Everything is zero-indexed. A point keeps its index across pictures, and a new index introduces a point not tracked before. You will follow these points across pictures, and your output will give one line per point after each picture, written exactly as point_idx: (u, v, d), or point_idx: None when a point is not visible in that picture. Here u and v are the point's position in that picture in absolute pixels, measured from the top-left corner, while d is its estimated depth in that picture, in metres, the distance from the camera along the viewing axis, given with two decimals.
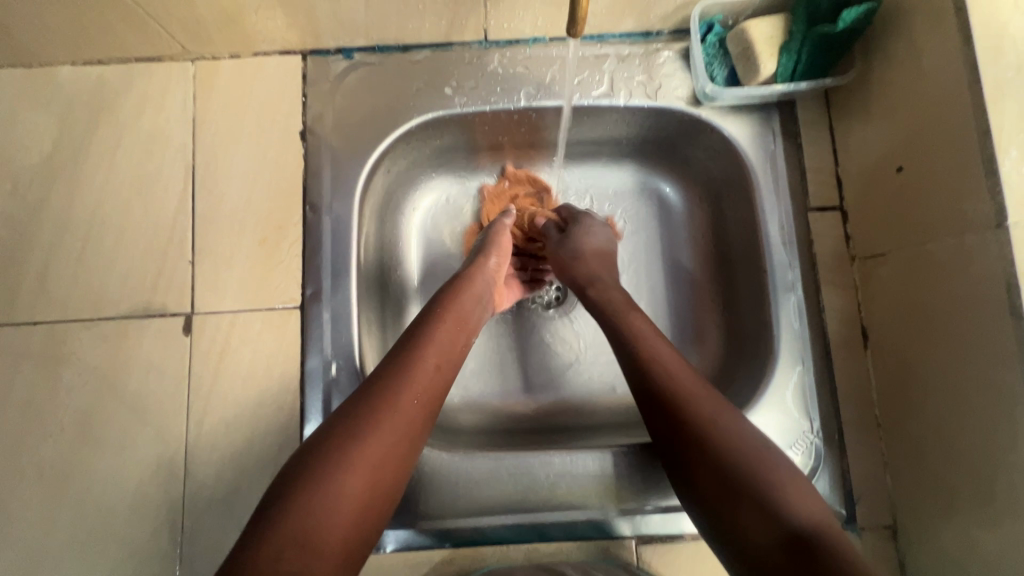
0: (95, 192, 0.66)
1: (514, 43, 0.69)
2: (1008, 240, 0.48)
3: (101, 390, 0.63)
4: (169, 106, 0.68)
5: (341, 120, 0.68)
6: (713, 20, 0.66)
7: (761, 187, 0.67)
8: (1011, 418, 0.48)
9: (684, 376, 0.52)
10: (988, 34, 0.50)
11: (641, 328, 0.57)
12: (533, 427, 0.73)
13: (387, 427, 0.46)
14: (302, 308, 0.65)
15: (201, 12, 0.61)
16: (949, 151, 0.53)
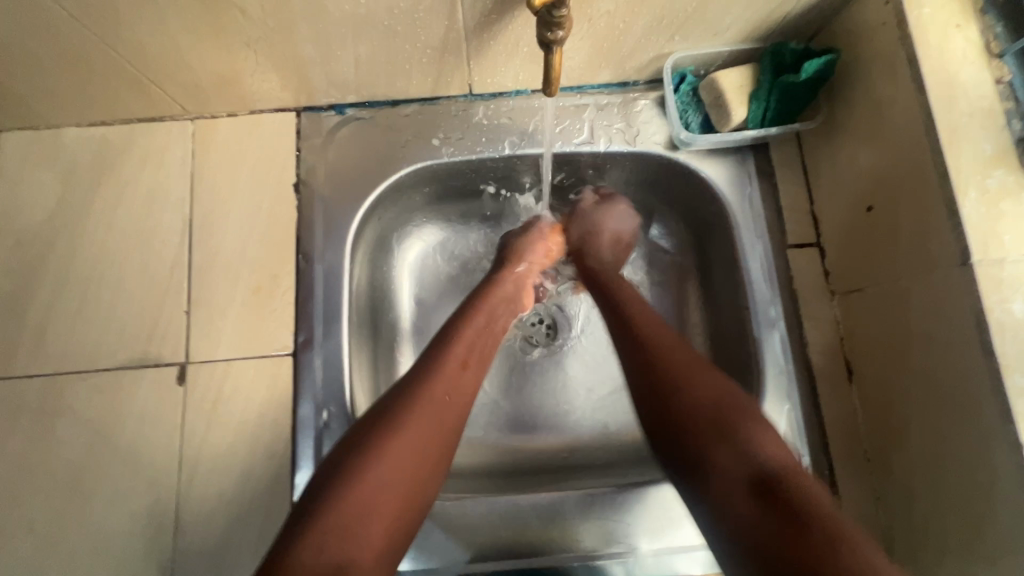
0: (95, 246, 0.69)
1: (498, 96, 0.72)
2: (974, 277, 0.49)
3: (95, 441, 0.64)
4: (169, 163, 0.71)
5: (333, 172, 0.71)
6: (685, 71, 0.70)
7: (740, 226, 0.69)
8: (991, 452, 0.49)
9: (665, 334, 0.58)
10: (940, 85, 0.53)
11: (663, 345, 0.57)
12: (523, 469, 0.73)
13: (403, 470, 0.48)
14: (294, 355, 0.66)
15: (201, 77, 0.64)
16: (913, 191, 0.55)
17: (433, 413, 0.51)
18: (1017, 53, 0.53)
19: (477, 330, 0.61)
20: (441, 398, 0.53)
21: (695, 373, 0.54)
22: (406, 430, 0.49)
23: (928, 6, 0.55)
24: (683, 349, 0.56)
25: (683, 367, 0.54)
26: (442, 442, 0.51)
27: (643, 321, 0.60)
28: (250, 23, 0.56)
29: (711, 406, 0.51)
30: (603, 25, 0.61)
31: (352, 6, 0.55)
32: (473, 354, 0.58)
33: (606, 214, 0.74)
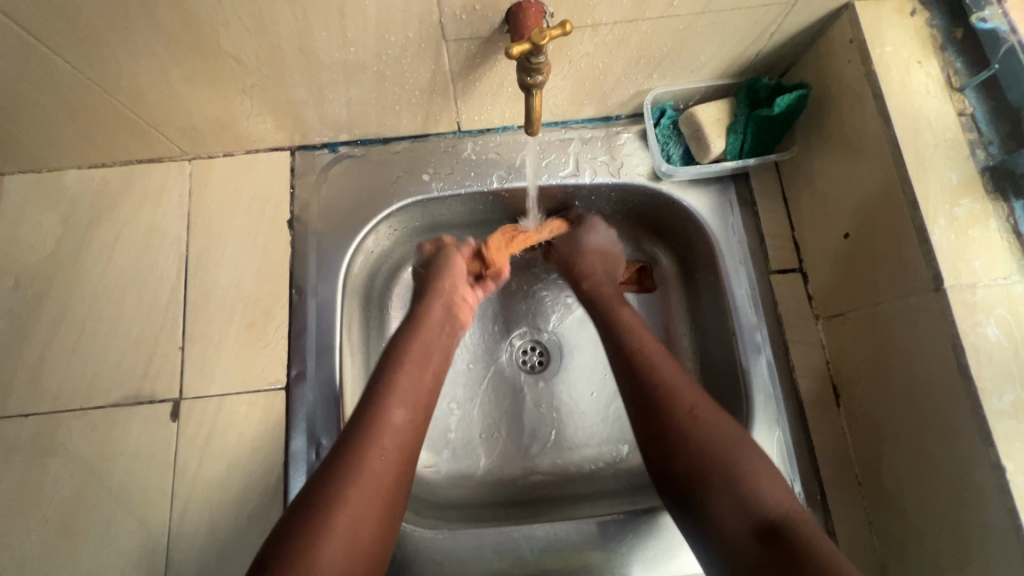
0: (93, 284, 0.70)
1: (486, 132, 0.75)
2: (947, 301, 0.51)
3: (88, 479, 0.64)
4: (166, 202, 0.73)
5: (327, 208, 0.73)
6: (665, 106, 0.72)
7: (723, 252, 0.71)
8: (974, 475, 0.50)
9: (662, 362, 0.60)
10: (905, 119, 0.56)
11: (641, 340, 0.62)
12: (516, 500, 0.73)
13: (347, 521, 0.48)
14: (286, 389, 0.67)
15: (198, 121, 0.67)
16: (887, 219, 0.57)
17: (369, 474, 0.51)
18: (976, 86, 0.56)
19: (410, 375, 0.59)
20: (373, 454, 0.52)
21: (693, 408, 0.55)
22: (346, 496, 0.49)
23: (890, 44, 0.58)
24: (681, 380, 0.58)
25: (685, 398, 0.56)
26: (382, 497, 0.51)
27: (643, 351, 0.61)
28: (245, 71, 0.59)
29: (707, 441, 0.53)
30: (583, 66, 0.64)
31: (342, 53, 0.57)
32: (408, 400, 0.57)
33: (592, 232, 0.75)
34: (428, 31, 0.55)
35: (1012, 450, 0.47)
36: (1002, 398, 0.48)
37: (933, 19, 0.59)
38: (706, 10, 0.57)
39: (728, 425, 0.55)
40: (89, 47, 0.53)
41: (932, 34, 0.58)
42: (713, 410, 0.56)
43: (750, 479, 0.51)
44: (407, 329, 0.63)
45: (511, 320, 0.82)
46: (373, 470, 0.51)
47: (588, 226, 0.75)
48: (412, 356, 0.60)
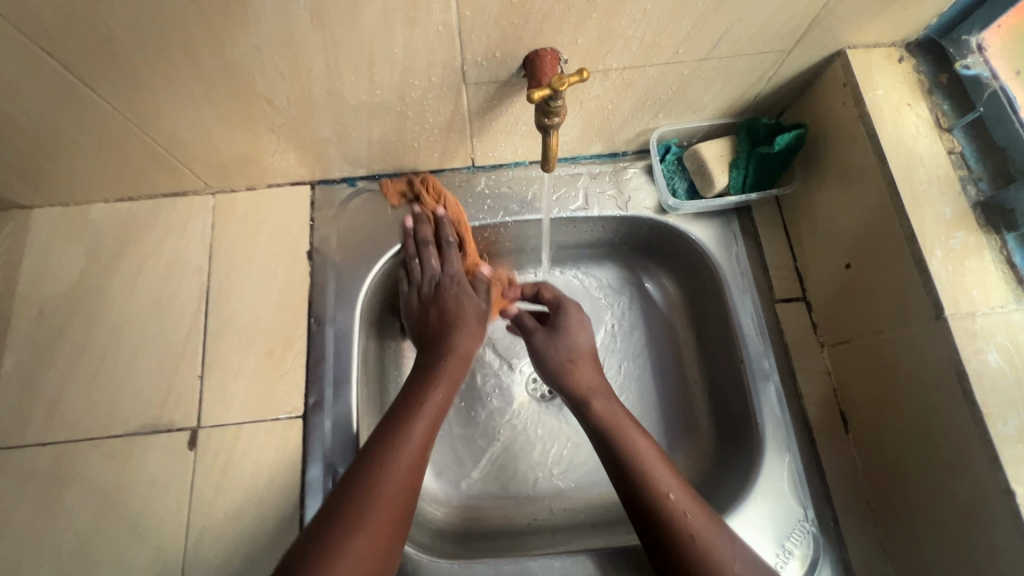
0: (116, 313, 0.72)
1: (499, 167, 0.78)
2: (949, 329, 0.53)
3: (104, 509, 0.64)
4: (188, 235, 0.75)
5: (345, 240, 0.76)
6: (669, 143, 0.76)
7: (729, 283, 0.73)
8: (984, 500, 0.51)
9: (631, 424, 0.63)
10: (899, 157, 0.60)
11: (598, 398, 0.66)
12: (530, 529, 0.73)
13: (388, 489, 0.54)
14: (303, 418, 0.68)
15: (224, 158, 0.70)
16: (887, 251, 0.60)
17: (381, 503, 0.53)
18: (963, 127, 0.61)
19: (387, 498, 0.54)
20: (370, 549, 0.51)
21: (646, 453, 0.60)
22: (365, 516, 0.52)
23: (881, 88, 0.62)
24: (675, 481, 0.58)
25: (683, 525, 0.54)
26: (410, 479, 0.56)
27: (630, 442, 0.61)
28: (275, 111, 0.62)
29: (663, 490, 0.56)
30: (593, 107, 0.67)
31: (368, 96, 0.61)
32: (387, 532, 0.53)
33: (576, 332, 0.72)
34: (451, 75, 0.59)
35: (1020, 474, 0.49)
36: (1007, 423, 0.50)
37: (920, 65, 0.64)
38: (708, 56, 0.61)
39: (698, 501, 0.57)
40: (130, 90, 0.56)
41: (919, 79, 0.63)
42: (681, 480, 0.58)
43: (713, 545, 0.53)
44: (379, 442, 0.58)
45: (519, 349, 0.84)
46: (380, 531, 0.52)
47: (570, 324, 0.73)
48: (398, 479, 0.55)
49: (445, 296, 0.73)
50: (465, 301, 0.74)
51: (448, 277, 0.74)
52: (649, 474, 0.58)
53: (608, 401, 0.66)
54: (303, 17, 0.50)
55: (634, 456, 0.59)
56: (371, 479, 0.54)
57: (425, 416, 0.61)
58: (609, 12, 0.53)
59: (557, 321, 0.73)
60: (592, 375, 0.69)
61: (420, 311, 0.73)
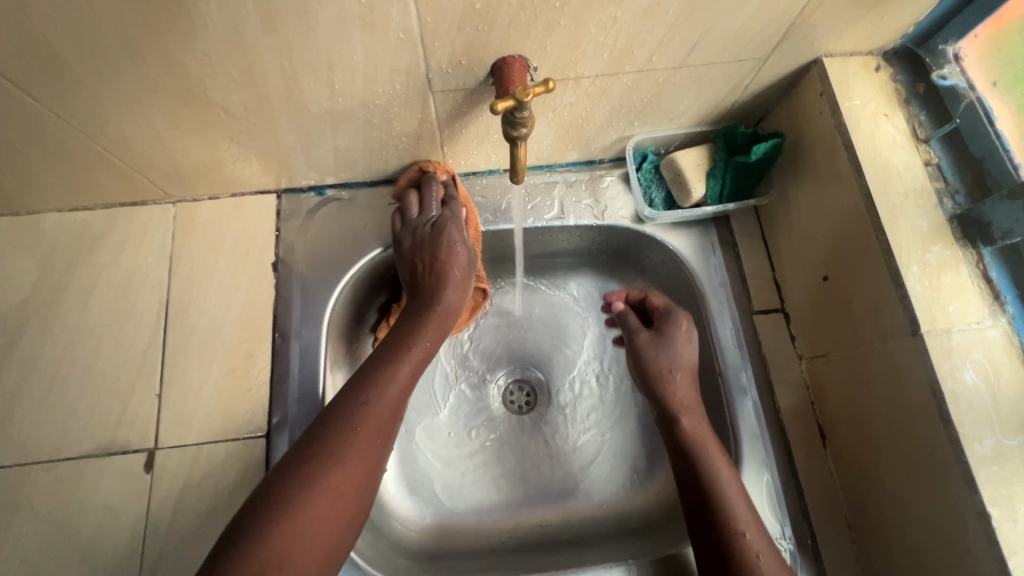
0: (70, 329, 0.68)
1: (473, 175, 0.76)
2: (925, 345, 0.52)
3: (53, 536, 0.61)
4: (147, 246, 0.72)
5: (312, 251, 0.73)
6: (646, 151, 0.74)
7: (707, 294, 0.72)
8: (960, 521, 0.50)
9: (694, 412, 0.64)
10: (876, 169, 0.58)
11: (679, 391, 0.65)
12: (505, 547, 0.72)
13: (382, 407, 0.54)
14: (266, 437, 0.65)
15: (183, 166, 0.67)
16: (864, 264, 0.59)
17: (374, 417, 0.53)
18: (940, 138, 0.60)
19: (380, 408, 0.53)
20: (356, 462, 0.50)
21: (711, 447, 0.60)
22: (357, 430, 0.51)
23: (857, 98, 0.61)
24: (753, 525, 0.56)
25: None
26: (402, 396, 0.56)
27: (716, 475, 0.58)
28: (233, 119, 0.59)
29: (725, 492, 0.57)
30: (566, 115, 0.65)
31: (330, 103, 0.58)
32: (331, 526, 0.47)
33: (683, 345, 0.67)
34: (416, 82, 0.57)
35: (996, 495, 0.48)
36: (983, 442, 0.49)
37: (897, 74, 0.63)
38: (683, 64, 0.59)
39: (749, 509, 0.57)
40: (75, 98, 0.53)
41: (896, 89, 0.62)
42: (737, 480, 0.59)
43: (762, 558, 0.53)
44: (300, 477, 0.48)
45: (495, 360, 0.81)
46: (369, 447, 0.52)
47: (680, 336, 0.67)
48: (373, 422, 0.52)
49: (439, 240, 0.64)
50: (455, 249, 0.65)
51: (444, 219, 0.66)
52: (734, 519, 0.56)
53: (688, 392, 0.65)
54: (255, 22, 0.47)
55: (715, 489, 0.58)
56: (361, 395, 0.54)
57: (390, 396, 0.55)
58: (578, 19, 0.51)
59: (663, 326, 0.68)
60: (688, 390, 0.65)
61: (411, 252, 0.65)
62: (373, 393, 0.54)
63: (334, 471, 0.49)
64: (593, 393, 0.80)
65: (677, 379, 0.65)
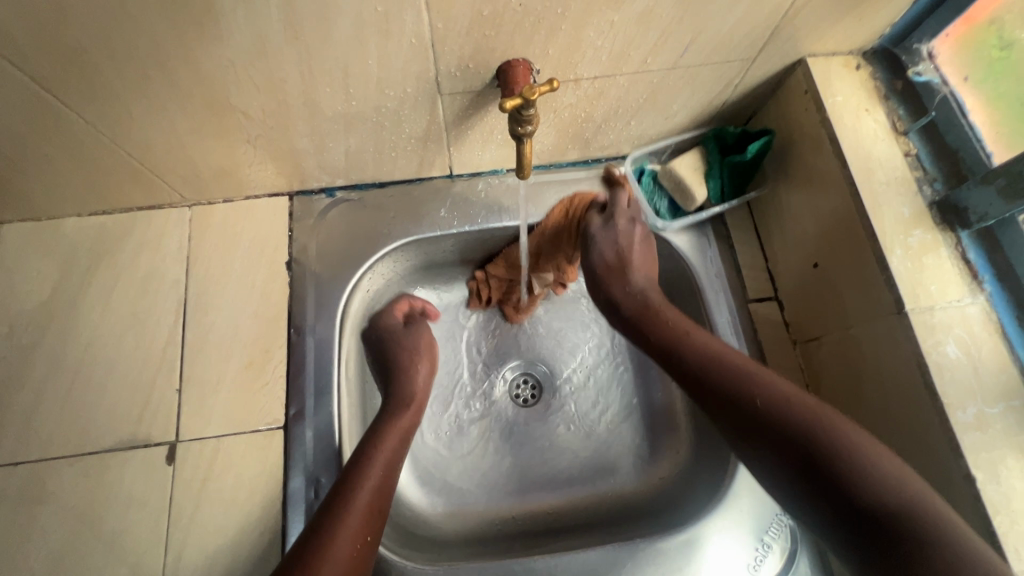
0: (90, 329, 0.71)
1: (477, 174, 0.79)
2: (909, 323, 0.56)
3: (79, 528, 0.62)
4: (165, 248, 0.75)
5: (324, 250, 0.76)
6: (642, 164, 0.79)
7: (705, 284, 0.75)
8: (947, 487, 0.53)
9: (627, 270, 0.68)
10: (859, 161, 0.62)
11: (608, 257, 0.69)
12: (515, 534, 0.74)
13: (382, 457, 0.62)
14: (284, 428, 0.67)
15: (201, 170, 0.69)
16: (851, 251, 0.62)
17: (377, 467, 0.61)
18: (918, 130, 0.64)
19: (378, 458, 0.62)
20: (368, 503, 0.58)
21: (669, 316, 0.64)
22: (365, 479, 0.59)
23: (840, 95, 0.65)
24: (754, 370, 0.57)
25: (759, 388, 0.55)
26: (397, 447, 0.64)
27: (680, 332, 0.63)
28: (251, 123, 0.62)
29: (708, 356, 0.59)
30: (567, 115, 0.69)
31: (344, 106, 0.62)
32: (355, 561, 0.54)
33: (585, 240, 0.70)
34: (426, 85, 0.60)
35: (980, 460, 0.51)
36: (966, 411, 0.53)
37: (876, 72, 0.67)
38: (676, 65, 0.63)
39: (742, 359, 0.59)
40: (103, 104, 0.56)
41: (876, 86, 0.66)
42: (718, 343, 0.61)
43: (776, 403, 0.54)
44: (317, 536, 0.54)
45: (502, 355, 0.84)
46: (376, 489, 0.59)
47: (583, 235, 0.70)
48: (374, 471, 0.60)
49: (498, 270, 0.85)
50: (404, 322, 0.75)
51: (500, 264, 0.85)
52: (706, 351, 0.60)
53: (611, 271, 0.68)
54: (277, 29, 0.50)
55: (680, 347, 0.61)
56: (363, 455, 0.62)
57: (385, 450, 0.63)
58: (578, 24, 0.55)
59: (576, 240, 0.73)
60: (614, 262, 0.68)
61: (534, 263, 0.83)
62: (371, 449, 0.62)
63: (350, 515, 0.56)
64: (596, 384, 0.83)
65: (601, 266, 0.69)
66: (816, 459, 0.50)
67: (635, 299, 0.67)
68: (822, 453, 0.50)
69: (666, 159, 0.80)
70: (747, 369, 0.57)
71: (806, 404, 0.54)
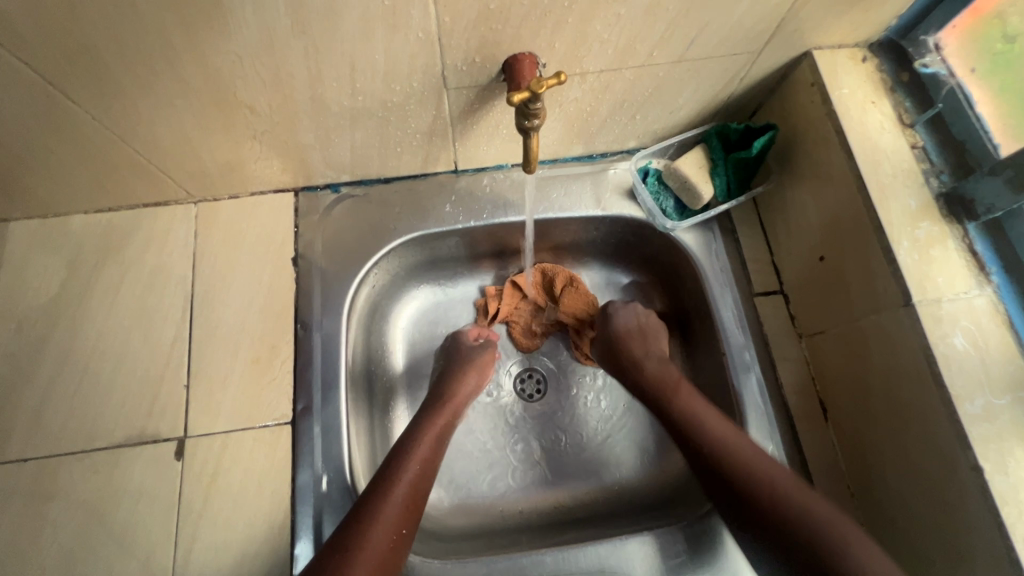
0: (98, 325, 0.71)
1: (482, 170, 0.79)
2: (917, 315, 0.56)
3: (89, 523, 0.63)
4: (171, 244, 0.75)
5: (330, 246, 0.76)
6: (646, 166, 0.79)
7: (710, 277, 0.75)
8: (956, 478, 0.53)
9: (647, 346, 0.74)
10: (865, 153, 0.62)
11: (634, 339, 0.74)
12: (521, 528, 0.74)
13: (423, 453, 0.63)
14: (292, 423, 0.68)
15: (207, 166, 0.70)
16: (858, 242, 0.62)
17: (418, 459, 0.62)
18: (924, 122, 0.64)
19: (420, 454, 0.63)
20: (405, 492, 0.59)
21: (686, 392, 0.66)
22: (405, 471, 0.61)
23: (846, 87, 0.65)
24: (763, 460, 0.58)
25: (766, 478, 0.57)
26: (436, 443, 0.66)
27: (691, 410, 0.64)
28: (257, 118, 0.62)
29: (723, 438, 0.61)
30: (572, 109, 0.69)
31: (350, 101, 0.62)
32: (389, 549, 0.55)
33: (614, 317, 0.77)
34: (432, 80, 0.60)
35: (988, 451, 0.51)
36: (974, 402, 0.53)
37: (882, 64, 0.67)
38: (682, 58, 0.63)
39: (752, 446, 0.60)
40: (110, 100, 0.56)
41: (882, 78, 0.66)
42: (729, 426, 0.62)
43: (780, 494, 0.56)
44: (358, 523, 0.55)
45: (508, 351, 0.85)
46: (416, 481, 0.60)
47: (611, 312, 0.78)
48: (415, 464, 0.62)
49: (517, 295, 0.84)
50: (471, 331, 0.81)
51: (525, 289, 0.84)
52: (719, 433, 0.61)
53: (637, 355, 0.72)
54: (284, 23, 0.50)
55: (692, 422, 0.63)
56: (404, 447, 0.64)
57: (424, 447, 0.64)
58: (585, 16, 0.55)
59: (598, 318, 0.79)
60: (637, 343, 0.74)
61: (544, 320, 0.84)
62: (411, 443, 0.64)
63: (388, 503, 0.57)
64: (605, 379, 0.83)
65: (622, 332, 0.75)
66: (818, 553, 0.52)
67: (654, 367, 0.70)
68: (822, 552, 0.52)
69: (673, 155, 0.80)
70: (757, 457, 0.59)
71: (821, 506, 0.55)
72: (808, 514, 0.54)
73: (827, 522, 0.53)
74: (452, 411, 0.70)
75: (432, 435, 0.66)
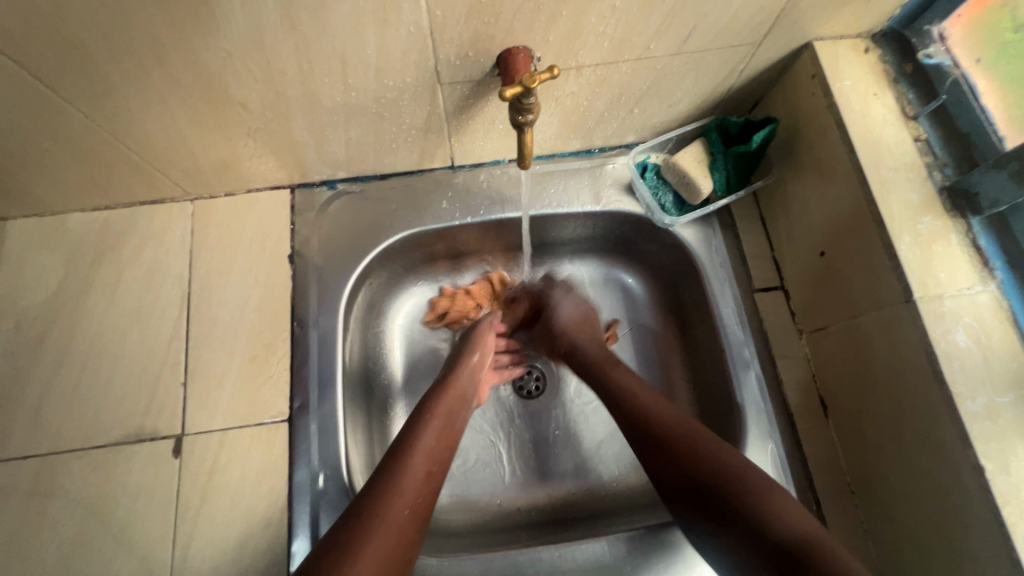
0: (96, 323, 0.71)
1: (479, 165, 0.79)
2: (918, 311, 0.55)
3: (88, 521, 0.63)
4: (168, 242, 0.75)
5: (326, 243, 0.76)
6: (645, 161, 0.78)
7: (709, 274, 0.74)
8: (957, 476, 0.52)
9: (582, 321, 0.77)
10: (867, 146, 0.61)
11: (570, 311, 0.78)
12: (518, 524, 0.74)
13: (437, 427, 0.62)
14: (289, 421, 0.68)
15: (202, 164, 0.69)
16: (860, 238, 0.61)
17: (432, 433, 0.61)
18: (928, 114, 0.63)
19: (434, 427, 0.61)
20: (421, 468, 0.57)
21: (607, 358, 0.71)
22: (419, 445, 0.59)
23: (848, 79, 0.64)
24: (670, 408, 0.62)
25: (683, 429, 0.59)
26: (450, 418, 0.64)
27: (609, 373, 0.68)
28: (250, 115, 0.62)
29: (640, 395, 0.64)
30: (569, 103, 0.68)
31: (344, 97, 0.61)
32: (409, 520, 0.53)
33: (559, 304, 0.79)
34: (425, 75, 0.59)
35: (989, 449, 0.50)
36: (975, 400, 0.52)
37: (885, 55, 0.65)
38: (680, 51, 0.62)
39: (663, 398, 0.63)
40: (102, 98, 0.56)
41: (885, 69, 0.65)
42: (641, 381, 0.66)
43: (704, 448, 0.56)
44: (373, 494, 0.53)
45: None
46: (431, 454, 0.59)
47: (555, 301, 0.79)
48: (429, 437, 0.60)
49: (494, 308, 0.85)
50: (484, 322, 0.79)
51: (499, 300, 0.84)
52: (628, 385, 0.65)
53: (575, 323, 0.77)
54: (273, 19, 0.50)
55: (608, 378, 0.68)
56: (418, 422, 0.62)
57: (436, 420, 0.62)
58: (579, 9, 0.54)
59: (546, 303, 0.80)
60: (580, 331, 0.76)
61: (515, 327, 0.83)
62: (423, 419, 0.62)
63: (405, 475, 0.55)
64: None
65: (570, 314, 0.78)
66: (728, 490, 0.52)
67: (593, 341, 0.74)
68: (733, 490, 0.52)
69: (672, 150, 0.79)
70: (673, 412, 0.61)
71: (738, 459, 0.55)
72: (724, 461, 0.55)
73: (743, 469, 0.54)
74: (463, 388, 0.68)
75: (444, 411, 0.64)
